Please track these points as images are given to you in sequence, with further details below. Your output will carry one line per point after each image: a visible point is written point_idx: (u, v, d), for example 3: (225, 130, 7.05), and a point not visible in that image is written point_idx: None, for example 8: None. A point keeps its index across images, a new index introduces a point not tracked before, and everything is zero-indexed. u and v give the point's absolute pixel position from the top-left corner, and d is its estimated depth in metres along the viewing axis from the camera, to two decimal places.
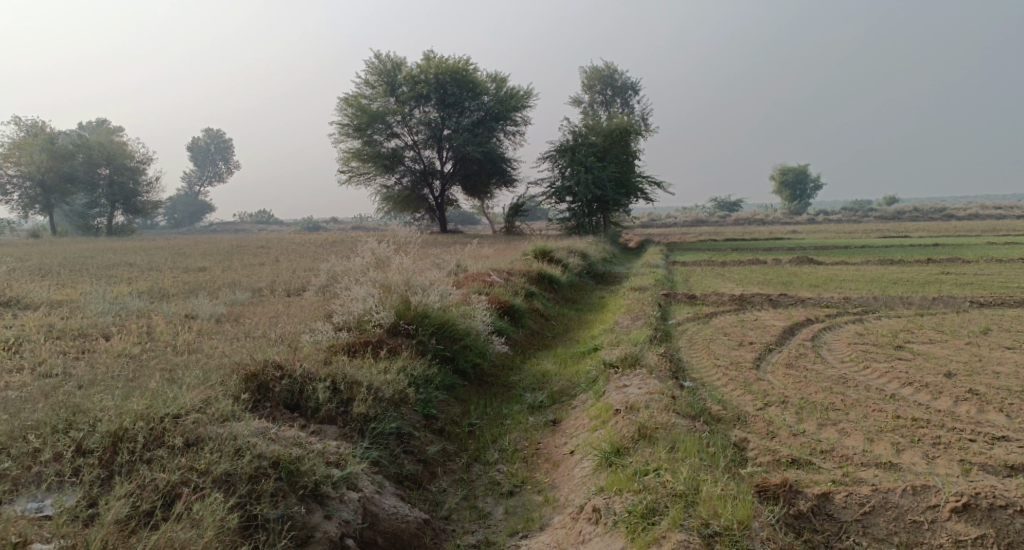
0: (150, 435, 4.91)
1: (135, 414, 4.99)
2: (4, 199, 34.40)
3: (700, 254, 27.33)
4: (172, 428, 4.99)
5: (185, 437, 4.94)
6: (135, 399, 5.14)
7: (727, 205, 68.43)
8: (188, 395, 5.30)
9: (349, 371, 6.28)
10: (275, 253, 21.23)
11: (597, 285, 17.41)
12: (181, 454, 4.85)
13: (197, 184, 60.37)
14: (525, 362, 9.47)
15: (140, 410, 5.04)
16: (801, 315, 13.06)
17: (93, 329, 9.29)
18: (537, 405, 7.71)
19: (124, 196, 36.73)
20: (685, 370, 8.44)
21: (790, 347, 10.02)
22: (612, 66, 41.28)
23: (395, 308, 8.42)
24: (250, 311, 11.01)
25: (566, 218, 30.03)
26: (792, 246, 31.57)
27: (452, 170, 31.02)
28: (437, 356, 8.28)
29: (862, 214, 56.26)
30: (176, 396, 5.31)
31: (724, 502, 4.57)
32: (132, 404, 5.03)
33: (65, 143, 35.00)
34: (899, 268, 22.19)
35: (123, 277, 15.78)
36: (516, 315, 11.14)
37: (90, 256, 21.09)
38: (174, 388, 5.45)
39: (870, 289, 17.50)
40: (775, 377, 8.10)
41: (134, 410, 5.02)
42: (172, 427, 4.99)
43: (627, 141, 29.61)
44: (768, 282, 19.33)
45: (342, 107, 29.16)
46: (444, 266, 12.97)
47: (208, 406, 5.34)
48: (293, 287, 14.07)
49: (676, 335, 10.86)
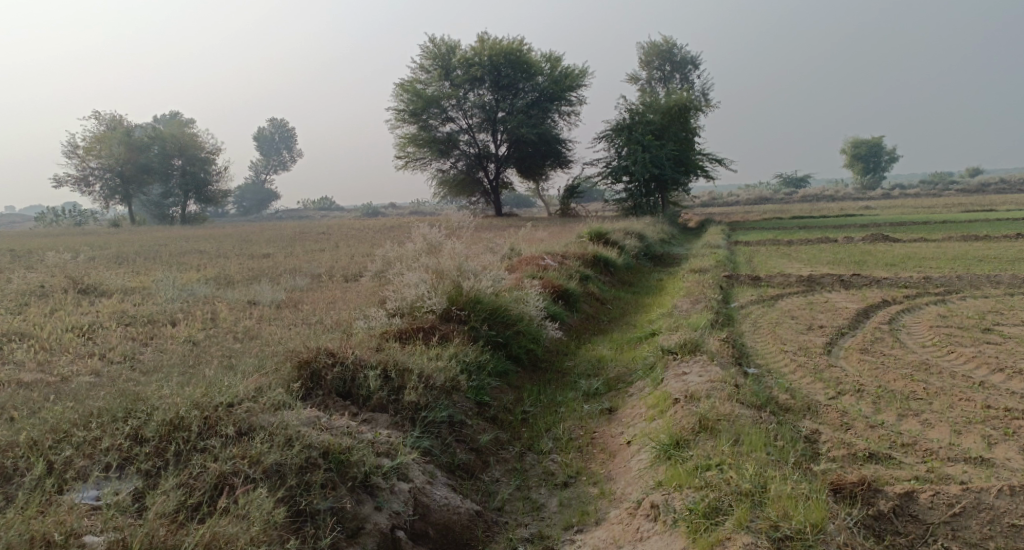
0: (203, 424, 4.84)
1: (190, 402, 4.92)
2: (86, 191, 35.86)
3: (765, 233, 26.51)
4: (227, 417, 4.90)
5: (238, 426, 4.85)
6: (191, 387, 5.08)
7: (794, 181, 66.35)
8: (241, 384, 5.21)
9: (401, 358, 6.12)
10: (336, 239, 21.41)
11: (657, 267, 16.98)
12: (233, 443, 4.76)
13: (263, 173, 61.62)
14: (581, 348, 9.21)
15: (195, 399, 4.97)
16: (876, 296, 12.43)
17: (158, 315, 9.43)
18: (593, 392, 7.45)
19: (196, 186, 37.51)
20: (749, 356, 8.05)
21: (865, 331, 9.53)
22: (671, 41, 40.30)
23: (447, 294, 8.26)
24: (307, 297, 11.03)
25: (624, 198, 29.51)
26: (864, 222, 30.32)
27: (508, 153, 30.78)
28: (491, 342, 8.09)
29: (940, 188, 53.73)
30: (230, 385, 5.23)
31: (794, 503, 4.25)
32: (188, 393, 4.96)
33: (140, 134, 35.94)
34: (981, 244, 21.04)
35: (191, 264, 16.11)
36: (571, 299, 10.88)
37: (160, 244, 21.65)
38: (228, 377, 5.37)
39: (949, 266, 16.60)
40: (848, 364, 7.67)
41: (190, 398, 4.95)
42: (225, 416, 4.90)
43: (686, 118, 28.85)
44: (838, 260, 18.55)
45: (398, 92, 29.19)
46: (498, 250, 12.79)
47: (261, 394, 5.25)
48: (351, 273, 14.09)
49: (739, 319, 10.44)
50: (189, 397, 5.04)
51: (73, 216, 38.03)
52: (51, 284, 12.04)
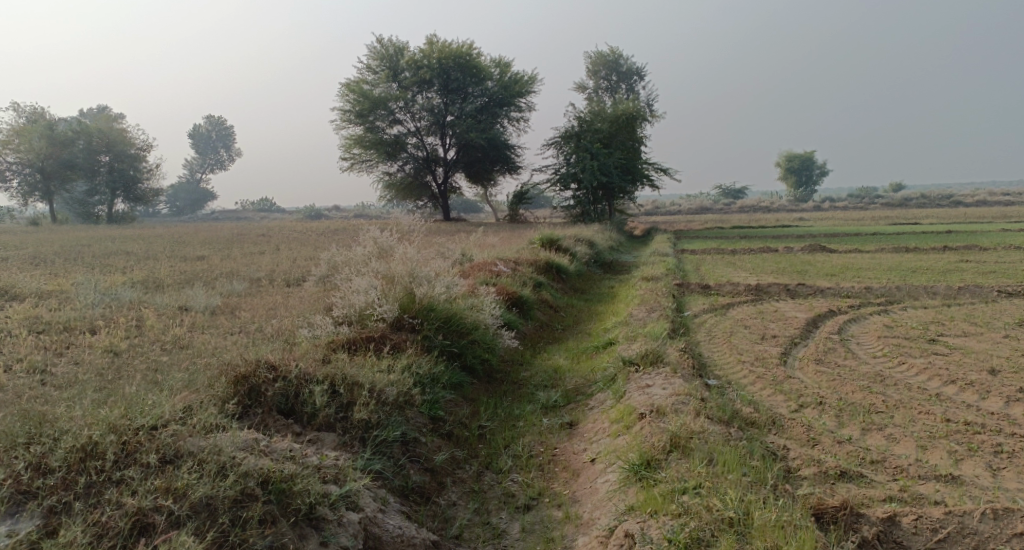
0: (121, 451, 4.41)
1: (106, 426, 4.50)
2: (4, 187, 33.87)
3: (708, 242, 26.79)
4: (149, 442, 4.49)
5: (162, 453, 4.44)
6: (108, 408, 4.65)
7: (732, 192, 67.77)
8: (166, 404, 4.79)
9: (349, 372, 5.74)
10: (277, 242, 20.69)
11: (606, 274, 16.87)
12: (156, 473, 4.34)
13: (198, 173, 59.74)
14: (536, 357, 8.94)
15: (112, 422, 4.54)
16: (824, 306, 12.54)
17: (81, 322, 8.78)
18: (551, 405, 7.20)
19: (124, 183, 36.44)
20: (708, 367, 7.91)
21: (817, 341, 9.54)
22: (617, 51, 40.59)
23: (399, 301, 7.90)
24: (246, 302, 10.49)
25: (571, 205, 29.43)
26: (803, 233, 30.96)
27: (455, 157, 30.41)
28: (444, 352, 7.76)
29: (870, 201, 55.55)
30: (154, 405, 4.81)
31: (784, 534, 4.13)
32: (104, 416, 4.53)
33: (64, 129, 34.32)
34: (915, 256, 21.63)
35: (118, 266, 15.24)
36: (524, 307, 10.61)
37: (86, 244, 20.58)
38: (153, 395, 4.94)
39: (888, 277, 16.95)
40: (807, 376, 7.57)
41: (105, 421, 4.52)
42: (147, 441, 4.49)
43: (633, 127, 28.99)
44: (781, 270, 18.78)
45: (344, 92, 28.56)
46: (449, 256, 12.44)
47: (190, 415, 4.84)
48: (293, 277, 13.54)
49: (693, 328, 10.34)
50: (106, 418, 4.61)
51: None
52: None
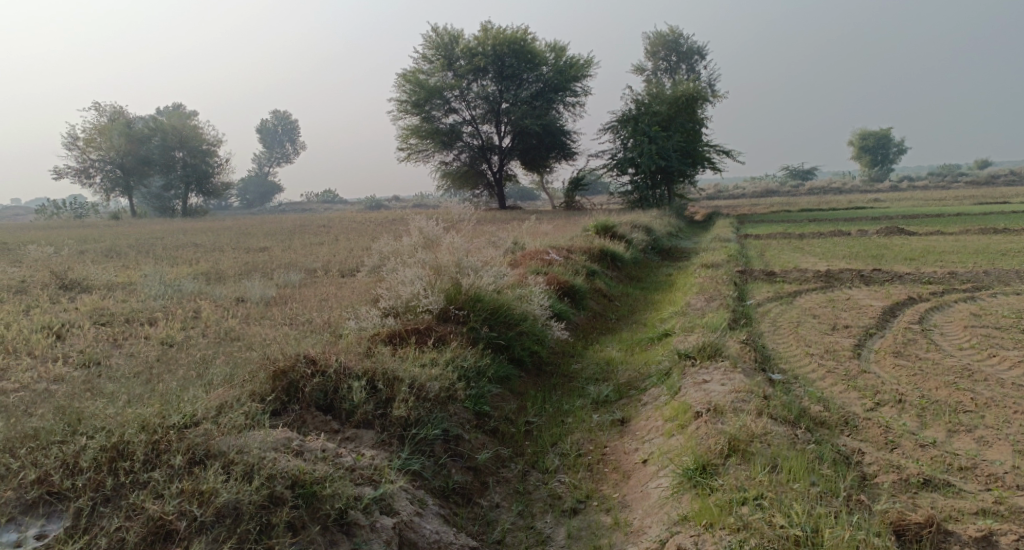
0: (150, 450, 4.25)
1: (138, 423, 4.34)
2: (87, 183, 35.32)
3: (774, 226, 25.82)
4: (180, 440, 4.31)
5: (191, 453, 4.26)
6: (143, 405, 4.49)
7: (800, 174, 65.63)
8: (199, 401, 4.61)
9: (390, 366, 5.46)
10: (336, 232, 20.77)
11: (665, 261, 16.32)
12: (183, 474, 4.16)
13: (266, 166, 61.01)
14: (589, 349, 8.56)
15: (144, 419, 4.38)
16: (901, 293, 11.76)
17: (140, 313, 8.80)
18: (602, 399, 6.84)
19: (198, 178, 36.81)
20: (772, 361, 7.41)
21: (894, 332, 8.89)
22: (677, 31, 39.50)
23: (445, 291, 7.63)
24: (299, 293, 10.42)
25: (629, 191, 28.76)
26: (877, 215, 29.56)
27: (512, 144, 30.08)
28: (491, 344, 7.46)
29: (950, 180, 52.90)
30: (188, 402, 4.64)
31: None
32: (137, 413, 4.37)
33: (140, 125, 35.29)
34: (1001, 238, 20.30)
35: (183, 258, 15.45)
36: (577, 296, 10.25)
37: (156, 237, 21.08)
38: (188, 390, 4.76)
39: (970, 261, 15.90)
40: (882, 371, 7.00)
41: (139, 419, 4.36)
42: (177, 440, 4.31)
43: (693, 109, 28.09)
44: (853, 255, 17.84)
45: (400, 83, 28.51)
46: (500, 244, 12.14)
47: (224, 412, 4.65)
48: (348, 267, 13.46)
49: (757, 318, 9.79)
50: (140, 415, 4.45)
51: (73, 209, 37.32)
52: (34, 279, 11.41)
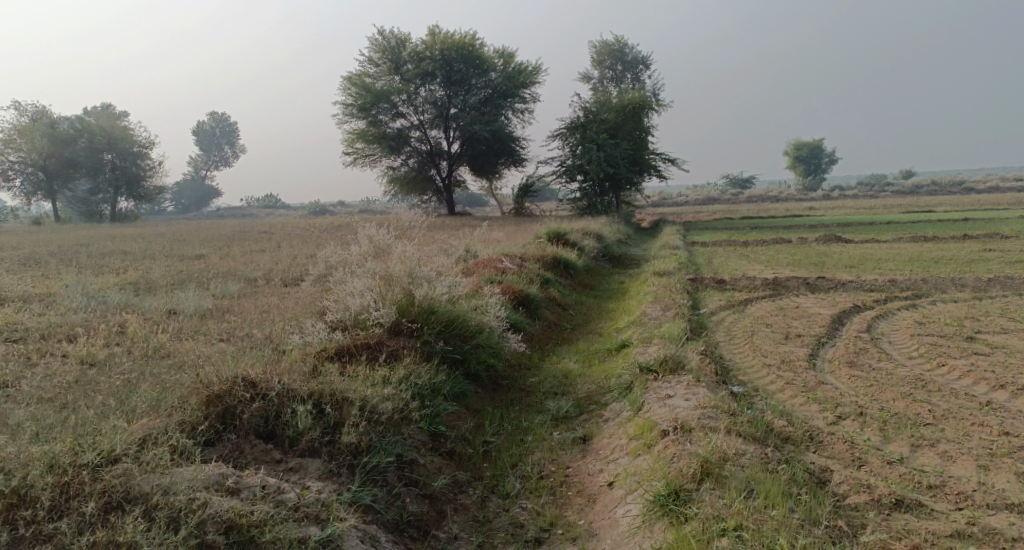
0: (61, 495, 3.92)
1: (46, 463, 3.99)
2: (7, 187, 33.64)
3: (718, 233, 26.16)
4: (93, 483, 3.99)
5: (107, 497, 3.94)
6: (53, 442, 4.13)
7: (739, 182, 67.02)
8: (120, 434, 4.26)
9: (339, 388, 5.14)
10: (278, 239, 20.18)
11: (615, 268, 16.29)
12: (98, 522, 3.85)
13: (203, 169, 59.34)
14: (545, 361, 8.36)
15: (53, 458, 4.03)
16: (848, 300, 11.91)
17: (63, 328, 8.23)
18: (561, 416, 6.66)
19: (129, 182, 35.52)
20: (732, 372, 7.32)
21: (846, 340, 8.94)
22: (622, 40, 39.85)
23: (397, 303, 7.32)
24: (239, 304, 9.95)
25: (577, 197, 28.78)
26: (815, 222, 30.27)
27: (460, 150, 29.80)
28: (446, 359, 7.19)
29: (880, 189, 54.76)
30: (105, 434, 4.28)
31: None
32: (45, 451, 4.02)
33: (67, 127, 33.81)
34: (934, 245, 20.96)
35: (114, 267, 14.71)
36: (532, 305, 10.05)
37: (84, 243, 20.12)
38: (108, 420, 4.40)
39: (908, 268, 16.31)
40: (840, 381, 6.96)
41: (46, 458, 4.01)
42: (91, 483, 3.98)
43: (640, 117, 28.27)
44: (797, 262, 18.13)
45: (346, 86, 27.97)
46: (451, 252, 11.89)
47: (146, 445, 4.30)
48: (290, 277, 12.99)
49: (711, 327, 9.74)
50: (48, 451, 4.09)
51: None
52: None
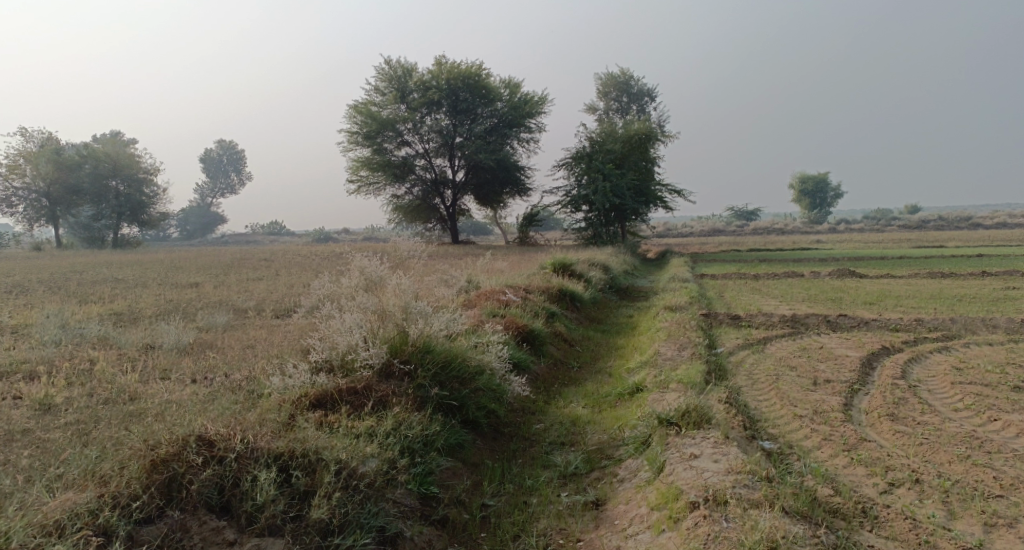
0: None
1: None
2: (9, 212, 33.16)
3: (726, 265, 25.50)
4: None
5: None
6: None
7: (744, 214, 66.56)
8: (32, 518, 3.86)
9: (312, 448, 4.62)
10: (276, 266, 19.54)
11: (623, 301, 15.58)
12: None
13: (208, 196, 59.02)
14: (551, 406, 7.62)
15: None
16: (874, 341, 11.17)
17: (27, 365, 7.51)
18: (571, 472, 5.92)
19: (132, 208, 34.89)
20: (761, 424, 6.57)
21: (880, 387, 8.17)
22: (628, 71, 39.54)
23: (388, 342, 6.61)
24: (224, 337, 9.22)
25: (583, 228, 28.18)
26: (825, 256, 29.56)
27: (465, 179, 29.27)
28: (442, 406, 6.46)
29: (886, 222, 54.23)
30: (15, 515, 3.88)
31: None
32: None
33: (72, 152, 33.31)
34: (952, 282, 20.22)
35: (100, 295, 14.03)
36: (536, 342, 9.31)
37: (77, 270, 19.47)
38: (23, 496, 4.00)
39: (930, 306, 15.54)
40: (884, 438, 6.21)
41: None
42: None
43: (647, 148, 27.75)
44: (813, 298, 17.40)
45: (351, 114, 27.53)
46: (452, 284, 11.20)
47: (63, 527, 3.90)
48: (283, 308, 12.28)
49: (731, 369, 9.01)
50: None
51: None
52: None
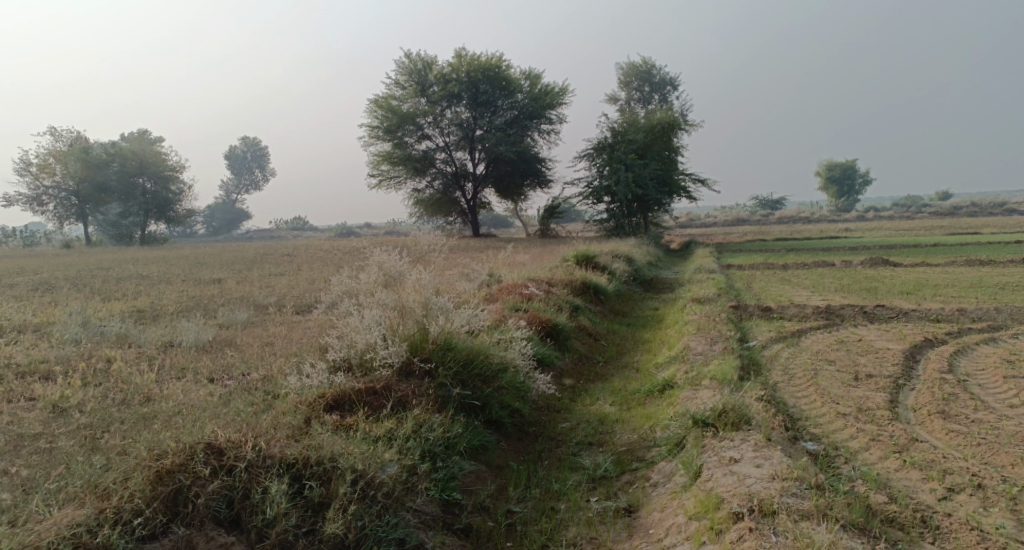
0: None
1: None
2: (38, 211, 33.47)
3: (753, 255, 24.97)
4: None
5: None
6: None
7: (769, 204, 65.62)
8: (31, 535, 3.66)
9: (327, 456, 4.38)
10: (298, 262, 19.37)
11: (649, 294, 15.19)
12: None
13: (233, 193, 59.27)
14: (578, 403, 7.30)
15: None
16: (915, 333, 10.70)
17: (41, 365, 7.31)
18: (601, 475, 5.58)
19: (158, 205, 34.97)
20: (802, 423, 6.18)
21: (926, 383, 7.74)
22: (649, 61, 38.94)
23: (408, 339, 6.33)
24: (242, 333, 8.98)
25: (605, 219, 27.75)
26: (855, 245, 28.85)
27: (486, 172, 28.95)
28: (464, 405, 6.17)
29: (915, 210, 53.09)
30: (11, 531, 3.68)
31: None
32: None
33: (99, 151, 33.49)
34: (990, 270, 19.56)
35: (122, 293, 13.92)
36: (561, 337, 8.98)
37: (101, 267, 19.44)
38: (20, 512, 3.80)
39: (969, 296, 14.96)
40: (936, 438, 5.80)
41: None
42: None
43: (670, 137, 27.23)
44: (846, 288, 16.87)
45: (371, 108, 27.31)
46: (474, 278, 10.90)
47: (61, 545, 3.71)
48: (303, 304, 12.05)
49: (766, 364, 8.62)
50: None
51: (25, 238, 35.30)
52: None
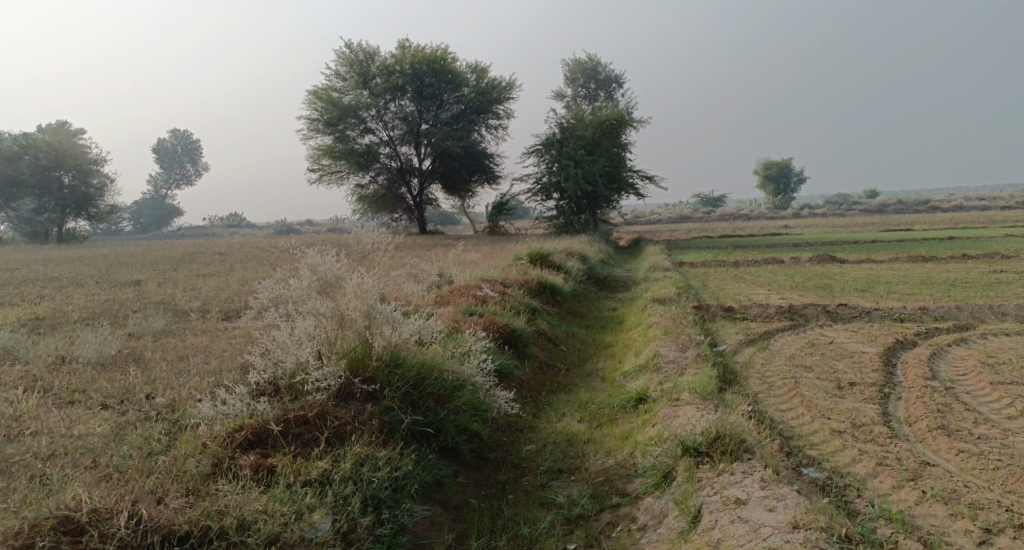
0: None
1: None
2: None
3: (702, 252, 24.60)
4: None
5: None
6: None
7: (709, 201, 66.19)
8: None
9: (227, 527, 3.95)
10: (230, 261, 18.03)
11: (603, 293, 14.50)
12: None
13: (162, 188, 56.58)
14: (544, 421, 6.46)
15: None
16: (885, 333, 10.22)
17: None
18: (577, 516, 4.77)
19: (77, 201, 32.65)
20: (797, 444, 5.48)
21: (916, 391, 7.16)
22: (595, 56, 38.44)
23: (348, 355, 5.38)
24: (156, 344, 7.83)
25: (554, 216, 27.07)
26: (799, 241, 28.83)
27: (432, 167, 27.93)
28: (415, 432, 5.27)
29: (847, 207, 54.12)
30: None
31: None
32: None
33: (11, 141, 30.93)
34: (935, 266, 19.56)
35: (25, 298, 12.45)
36: (519, 343, 8.14)
37: (8, 268, 17.69)
38: None
39: (925, 293, 14.70)
40: (948, 462, 5.19)
41: None
42: None
43: (618, 133, 26.71)
44: (800, 286, 16.49)
45: (311, 100, 25.97)
46: (422, 279, 9.97)
47: None
48: (230, 310, 10.87)
49: (742, 371, 7.93)
50: None
51: None
52: None
